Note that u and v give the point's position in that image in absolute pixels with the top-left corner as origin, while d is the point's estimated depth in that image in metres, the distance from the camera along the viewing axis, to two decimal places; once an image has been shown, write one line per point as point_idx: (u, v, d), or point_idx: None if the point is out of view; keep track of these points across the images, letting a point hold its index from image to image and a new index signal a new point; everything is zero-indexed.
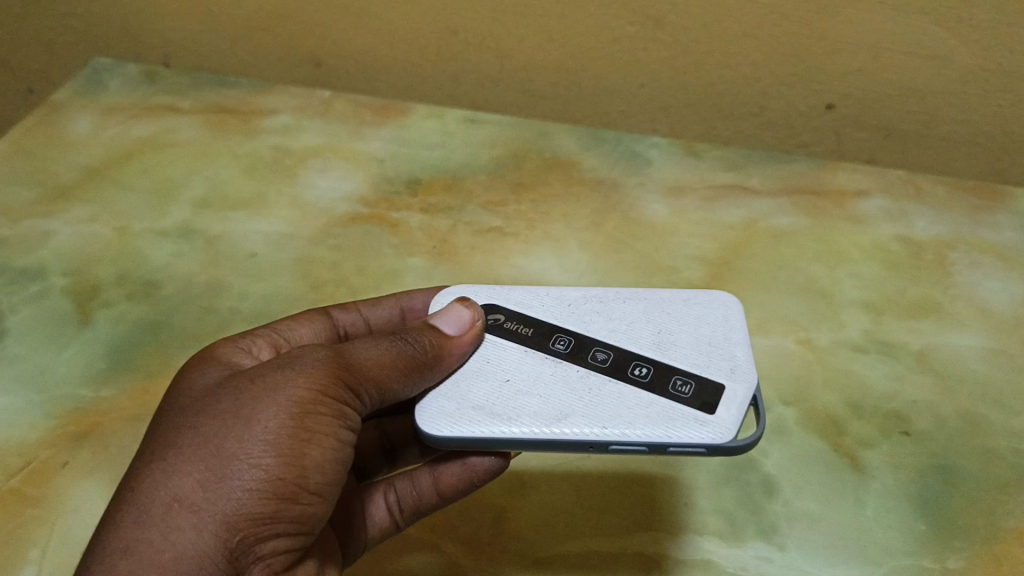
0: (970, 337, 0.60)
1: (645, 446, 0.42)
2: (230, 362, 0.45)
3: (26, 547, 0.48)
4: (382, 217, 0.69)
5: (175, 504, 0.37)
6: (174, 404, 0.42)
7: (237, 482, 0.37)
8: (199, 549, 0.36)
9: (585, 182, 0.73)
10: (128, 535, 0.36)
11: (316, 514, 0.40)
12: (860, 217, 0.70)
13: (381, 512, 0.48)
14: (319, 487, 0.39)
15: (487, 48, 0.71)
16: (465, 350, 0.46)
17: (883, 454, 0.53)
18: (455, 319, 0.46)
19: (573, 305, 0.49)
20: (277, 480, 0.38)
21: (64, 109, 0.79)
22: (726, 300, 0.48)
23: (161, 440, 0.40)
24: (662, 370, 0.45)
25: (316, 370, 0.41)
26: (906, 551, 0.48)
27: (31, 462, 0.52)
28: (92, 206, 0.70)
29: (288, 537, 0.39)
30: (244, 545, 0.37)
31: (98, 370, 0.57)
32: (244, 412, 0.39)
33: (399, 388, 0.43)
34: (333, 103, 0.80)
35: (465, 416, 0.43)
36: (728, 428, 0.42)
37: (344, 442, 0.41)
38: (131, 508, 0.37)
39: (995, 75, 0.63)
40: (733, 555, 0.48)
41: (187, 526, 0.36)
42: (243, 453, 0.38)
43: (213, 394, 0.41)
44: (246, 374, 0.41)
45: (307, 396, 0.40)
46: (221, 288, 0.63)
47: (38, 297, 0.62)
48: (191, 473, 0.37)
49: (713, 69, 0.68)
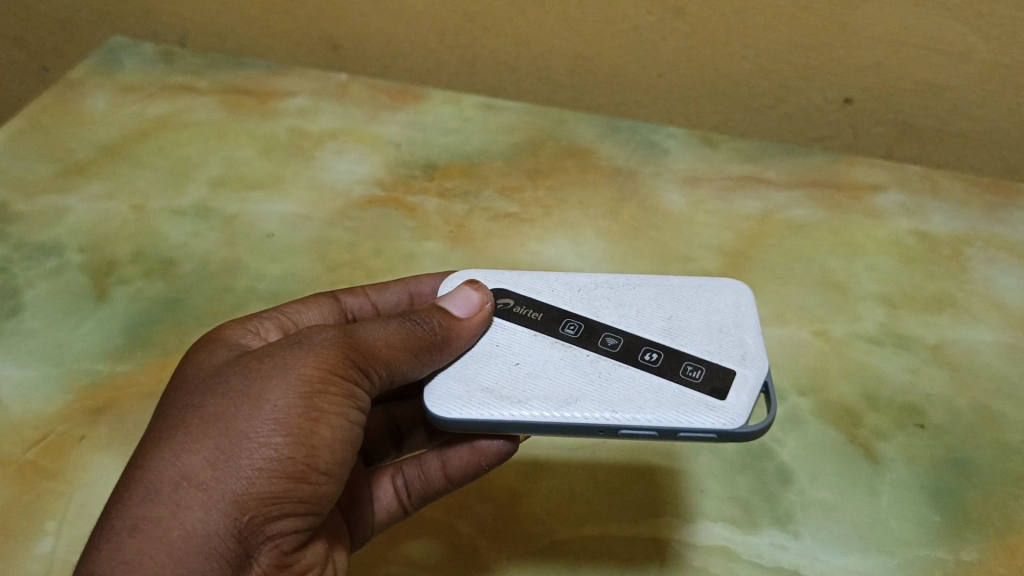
0: (985, 332, 0.60)
1: (655, 431, 0.42)
2: (237, 344, 0.45)
3: (41, 519, 0.48)
4: (398, 201, 0.69)
5: (183, 483, 0.37)
6: (181, 385, 0.42)
7: (247, 460, 0.37)
8: (209, 528, 0.36)
9: (602, 170, 0.73)
10: (135, 513, 0.36)
11: (324, 495, 0.40)
12: (876, 211, 0.70)
13: (388, 496, 0.48)
14: (328, 467, 0.40)
15: (506, 35, 0.71)
16: (475, 332, 0.46)
17: (898, 446, 0.53)
18: (464, 301, 0.46)
19: (582, 291, 0.49)
20: (286, 459, 0.38)
21: (80, 87, 0.79)
22: (736, 289, 0.49)
23: (169, 418, 0.39)
24: (671, 355, 0.45)
25: (325, 350, 0.41)
26: (920, 542, 0.48)
27: (47, 435, 0.52)
28: (109, 183, 0.70)
29: (296, 518, 0.39)
30: (253, 524, 0.37)
31: (115, 346, 0.57)
32: (253, 392, 0.39)
33: (409, 368, 0.43)
34: (350, 86, 0.80)
35: (474, 398, 0.43)
36: (739, 414, 0.42)
37: (353, 422, 0.41)
38: (139, 486, 0.37)
39: (1014, 71, 0.63)
40: (747, 542, 0.48)
41: (197, 504, 0.36)
42: (252, 432, 0.38)
43: (222, 374, 0.41)
44: (254, 355, 0.41)
45: (316, 375, 0.40)
46: (237, 268, 0.63)
47: (55, 273, 0.62)
48: (200, 451, 0.37)
49: (732, 60, 0.68)
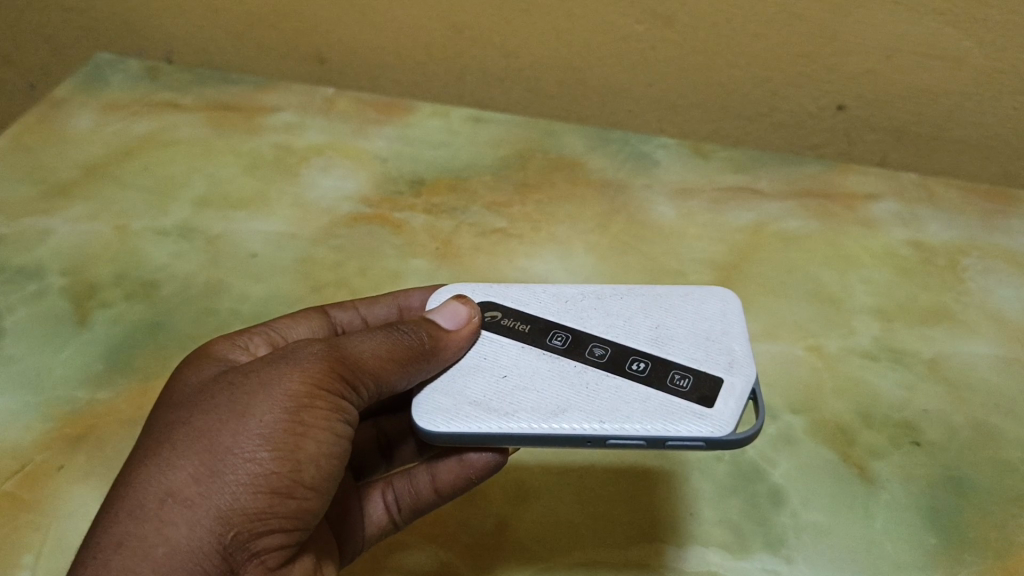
0: (983, 345, 0.59)
1: (643, 441, 0.41)
2: (224, 359, 0.44)
3: (19, 552, 0.47)
4: (385, 218, 0.68)
5: (168, 499, 0.35)
6: (168, 400, 0.41)
7: (232, 476, 0.36)
8: (194, 544, 0.35)
9: (592, 183, 0.72)
10: (120, 530, 0.35)
11: (311, 509, 0.39)
12: (870, 221, 0.69)
13: (378, 512, 0.48)
14: (315, 481, 0.38)
15: (493, 46, 0.70)
16: (462, 344, 0.45)
17: (893, 465, 0.52)
18: (452, 314, 0.45)
19: (570, 301, 0.48)
20: (272, 473, 0.37)
21: (64, 105, 0.78)
22: (723, 298, 0.47)
23: (155, 433, 0.38)
24: (659, 364, 0.44)
25: (311, 364, 0.40)
26: (916, 565, 0.47)
27: (26, 465, 0.51)
28: (92, 204, 0.69)
29: (284, 533, 0.38)
30: (240, 540, 0.36)
31: (95, 371, 0.56)
32: (238, 407, 0.38)
33: (396, 380, 0.42)
34: (337, 100, 0.79)
35: (462, 411, 0.42)
36: (727, 421, 0.41)
37: (340, 436, 0.40)
38: (124, 503, 0.36)
39: (1009, 77, 0.62)
40: (739, 568, 0.47)
41: (182, 520, 0.35)
42: (237, 447, 0.37)
43: (208, 388, 0.40)
44: (240, 370, 0.40)
45: (302, 390, 0.39)
46: (221, 289, 0.62)
47: (36, 297, 0.61)
48: (185, 467, 0.36)
49: (723, 69, 0.67)
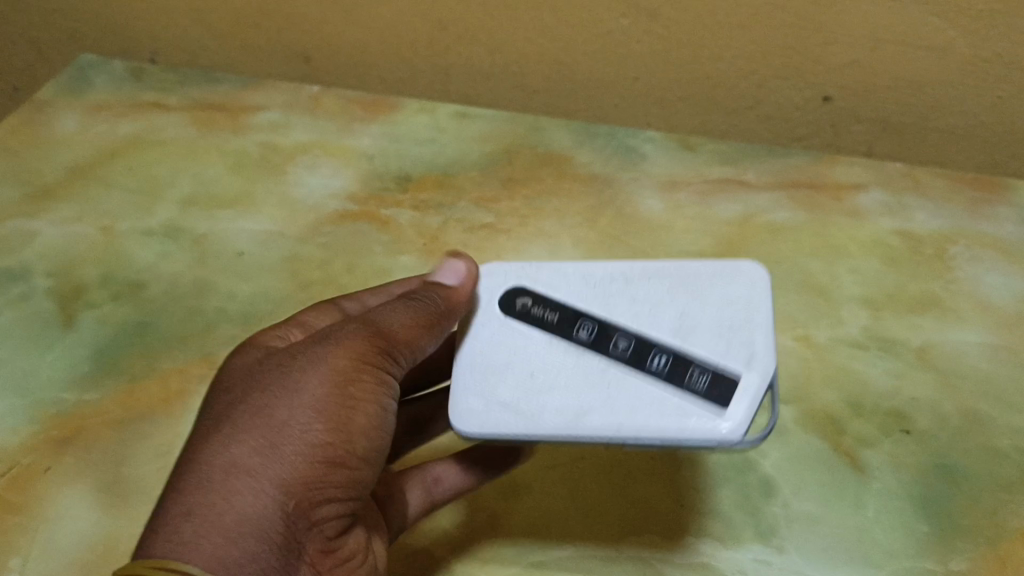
0: (971, 333, 0.59)
1: (659, 443, 0.41)
2: (261, 341, 0.47)
3: (8, 555, 0.48)
4: (372, 215, 0.68)
5: (232, 471, 0.39)
6: (220, 384, 0.45)
7: (291, 447, 0.40)
8: (258, 514, 0.39)
9: (578, 178, 0.71)
10: (190, 501, 0.39)
11: (363, 479, 0.42)
12: (857, 211, 0.69)
13: (418, 498, 0.49)
14: (365, 452, 0.42)
15: (475, 41, 0.70)
16: (471, 297, 0.47)
17: (883, 453, 0.52)
18: (455, 271, 0.48)
19: (598, 285, 0.47)
20: (326, 444, 0.41)
21: (48, 107, 0.78)
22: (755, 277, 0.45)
23: (216, 414, 0.42)
24: (680, 361, 0.43)
25: (351, 341, 0.43)
26: (907, 553, 0.47)
27: (14, 467, 0.51)
28: (77, 206, 0.68)
29: (340, 502, 0.42)
30: (301, 509, 0.40)
31: (82, 373, 0.56)
32: (290, 384, 0.42)
33: (425, 345, 0.45)
34: (322, 98, 0.79)
35: (492, 413, 0.43)
36: (738, 424, 0.40)
37: (385, 407, 0.43)
38: (189, 480, 0.39)
39: (995, 65, 0.62)
40: (730, 559, 0.47)
41: (247, 492, 0.39)
42: (294, 421, 0.41)
43: (259, 372, 0.43)
44: (287, 351, 0.44)
45: (345, 365, 0.42)
46: (208, 289, 0.62)
47: (22, 300, 0.61)
48: (247, 441, 0.40)
49: (706, 62, 0.67)
